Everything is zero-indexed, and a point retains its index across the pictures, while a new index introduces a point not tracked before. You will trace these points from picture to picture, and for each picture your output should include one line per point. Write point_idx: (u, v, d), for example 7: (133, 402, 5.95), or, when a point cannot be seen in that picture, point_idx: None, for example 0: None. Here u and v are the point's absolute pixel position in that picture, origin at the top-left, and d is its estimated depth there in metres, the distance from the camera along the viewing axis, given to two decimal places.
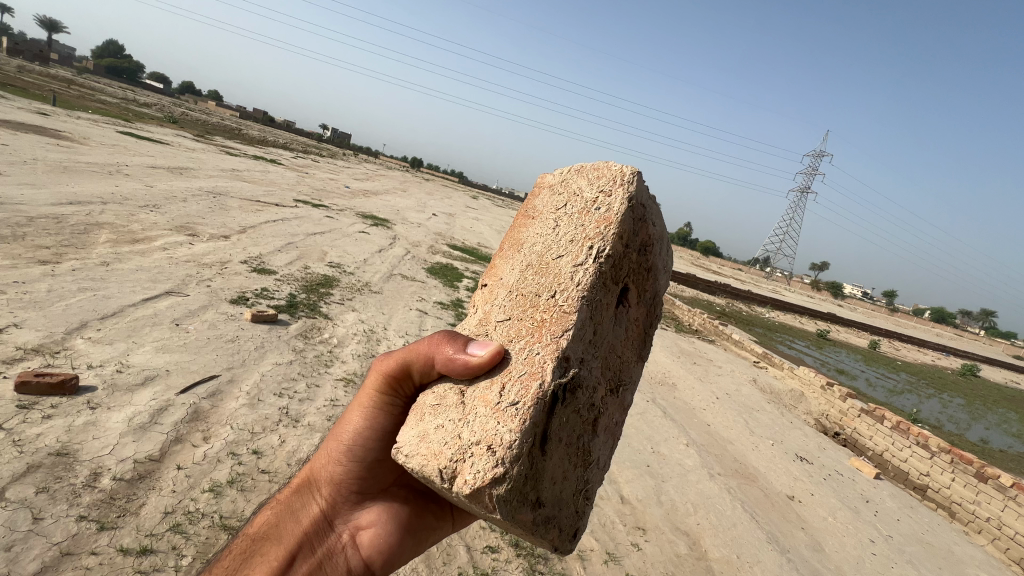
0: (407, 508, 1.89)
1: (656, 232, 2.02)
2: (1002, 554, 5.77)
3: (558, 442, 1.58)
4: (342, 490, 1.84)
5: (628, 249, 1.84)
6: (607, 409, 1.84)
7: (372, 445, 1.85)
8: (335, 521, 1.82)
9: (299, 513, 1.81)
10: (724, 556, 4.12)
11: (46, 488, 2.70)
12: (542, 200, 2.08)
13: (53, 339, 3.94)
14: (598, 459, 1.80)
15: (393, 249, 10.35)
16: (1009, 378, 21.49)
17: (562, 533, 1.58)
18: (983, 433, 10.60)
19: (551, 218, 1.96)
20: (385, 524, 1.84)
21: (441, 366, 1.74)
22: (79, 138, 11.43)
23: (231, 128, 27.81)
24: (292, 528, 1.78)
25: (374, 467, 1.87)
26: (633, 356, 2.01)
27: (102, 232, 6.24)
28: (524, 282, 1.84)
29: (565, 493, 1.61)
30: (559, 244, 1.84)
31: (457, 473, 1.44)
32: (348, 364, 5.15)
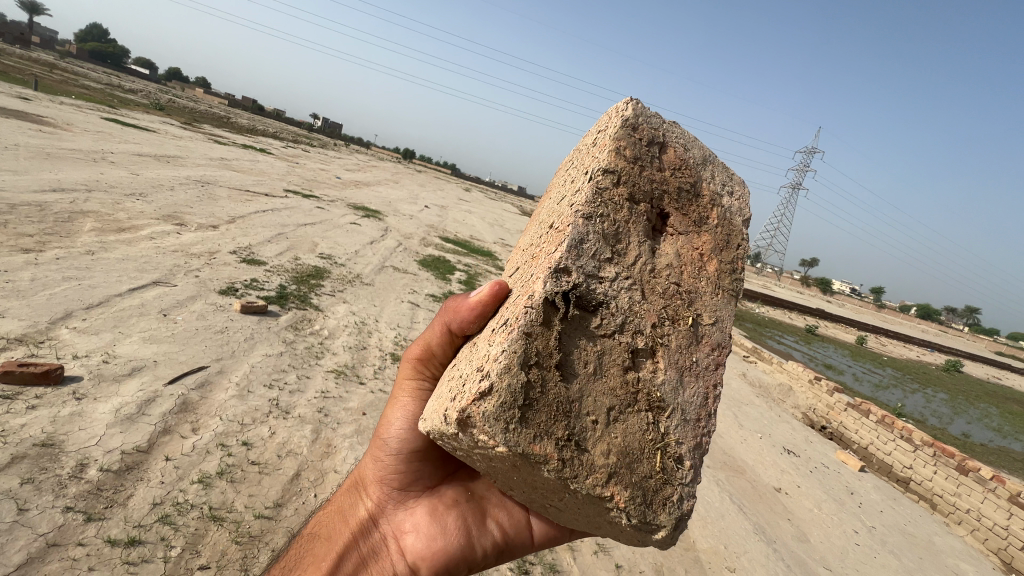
0: (454, 516, 1.77)
1: (696, 153, 1.76)
2: (981, 545, 5.95)
3: (586, 372, 1.43)
4: (384, 488, 1.81)
5: (642, 164, 1.67)
6: (671, 344, 1.55)
7: (409, 441, 1.80)
8: (381, 524, 1.79)
9: (348, 516, 1.83)
10: (711, 546, 4.18)
11: (30, 479, 2.67)
12: (558, 179, 2.19)
13: (37, 328, 3.88)
14: (677, 407, 1.51)
15: (385, 241, 10.28)
16: (991, 373, 21.95)
17: (615, 480, 1.37)
18: (965, 427, 10.83)
19: (562, 184, 2.02)
20: (429, 526, 1.75)
21: (456, 328, 1.77)
22: (62, 124, 11.16)
23: (220, 117, 27.32)
24: (341, 529, 1.80)
25: (414, 466, 1.81)
26: (713, 288, 1.65)
27: (87, 220, 6.13)
28: (537, 240, 1.87)
29: (620, 442, 1.41)
30: (565, 192, 1.83)
31: (448, 405, 1.42)
32: (339, 357, 5.13)
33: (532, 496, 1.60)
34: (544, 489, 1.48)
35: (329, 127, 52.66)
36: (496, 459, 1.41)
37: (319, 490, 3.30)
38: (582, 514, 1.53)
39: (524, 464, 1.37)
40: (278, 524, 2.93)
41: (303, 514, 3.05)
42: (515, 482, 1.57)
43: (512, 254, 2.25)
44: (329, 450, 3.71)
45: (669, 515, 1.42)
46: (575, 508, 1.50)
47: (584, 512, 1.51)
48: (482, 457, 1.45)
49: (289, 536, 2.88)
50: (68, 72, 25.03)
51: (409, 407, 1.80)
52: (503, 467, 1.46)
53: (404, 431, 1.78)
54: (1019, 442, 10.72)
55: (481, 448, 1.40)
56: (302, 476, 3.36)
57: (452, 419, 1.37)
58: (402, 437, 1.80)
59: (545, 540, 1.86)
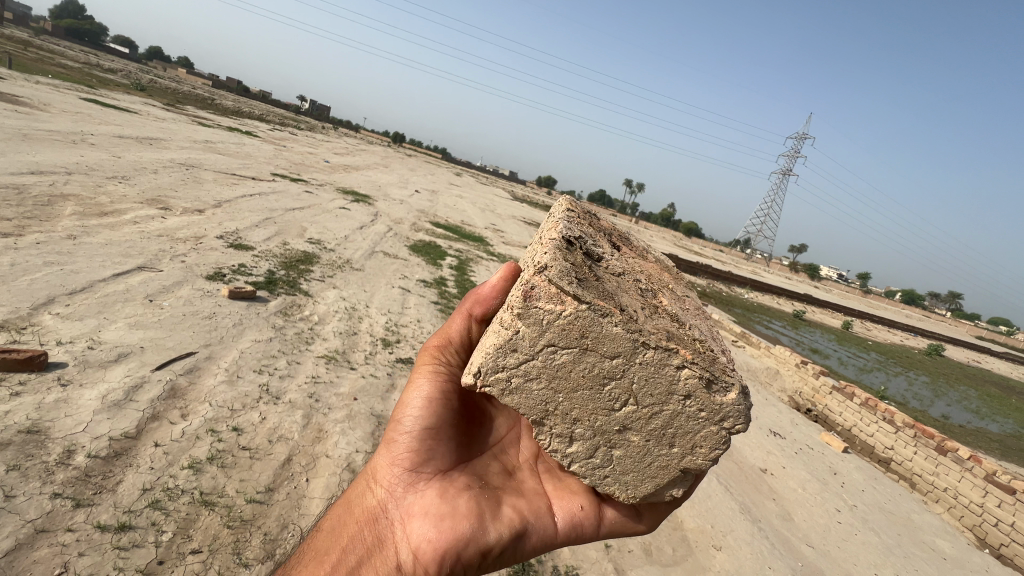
0: (466, 500, 1.63)
1: (619, 229, 2.55)
2: (956, 521, 6.17)
3: (614, 284, 1.75)
4: (393, 472, 1.67)
5: (589, 216, 2.36)
6: (665, 293, 1.96)
7: (425, 420, 1.75)
8: (389, 513, 1.62)
9: (354, 505, 1.67)
10: (699, 525, 4.28)
11: (17, 466, 2.63)
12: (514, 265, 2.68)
13: (18, 314, 3.80)
14: (693, 322, 1.86)
15: (375, 226, 10.17)
16: (971, 357, 22.48)
17: (669, 342, 1.62)
18: (945, 409, 11.12)
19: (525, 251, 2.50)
20: (440, 508, 1.59)
21: (478, 315, 2.07)
22: (39, 104, 10.82)
23: (204, 98, 26.67)
24: (349, 520, 1.65)
25: (427, 448, 1.71)
26: (673, 280, 2.22)
27: (68, 204, 5.99)
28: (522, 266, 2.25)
29: (661, 324, 1.70)
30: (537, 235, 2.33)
31: (505, 313, 1.63)
32: (329, 342, 5.10)
33: (592, 419, 1.69)
34: (610, 384, 1.63)
35: (316, 110, 51.57)
36: (567, 333, 1.57)
37: (310, 474, 3.30)
38: (650, 409, 1.67)
39: (592, 326, 1.56)
40: (269, 508, 2.94)
41: (294, 498, 3.06)
42: (572, 405, 1.68)
43: None
44: (320, 434, 3.71)
45: (730, 376, 1.65)
46: (645, 394, 1.64)
47: (655, 400, 1.65)
48: (547, 353, 1.60)
49: (280, 520, 2.88)
50: (43, 50, 24.21)
51: (426, 386, 1.81)
52: (569, 359, 1.61)
53: (421, 408, 1.76)
54: (995, 423, 11.05)
55: (547, 335, 1.58)
56: (293, 460, 3.37)
57: (518, 300, 1.56)
58: (418, 415, 1.76)
59: (561, 529, 1.76)
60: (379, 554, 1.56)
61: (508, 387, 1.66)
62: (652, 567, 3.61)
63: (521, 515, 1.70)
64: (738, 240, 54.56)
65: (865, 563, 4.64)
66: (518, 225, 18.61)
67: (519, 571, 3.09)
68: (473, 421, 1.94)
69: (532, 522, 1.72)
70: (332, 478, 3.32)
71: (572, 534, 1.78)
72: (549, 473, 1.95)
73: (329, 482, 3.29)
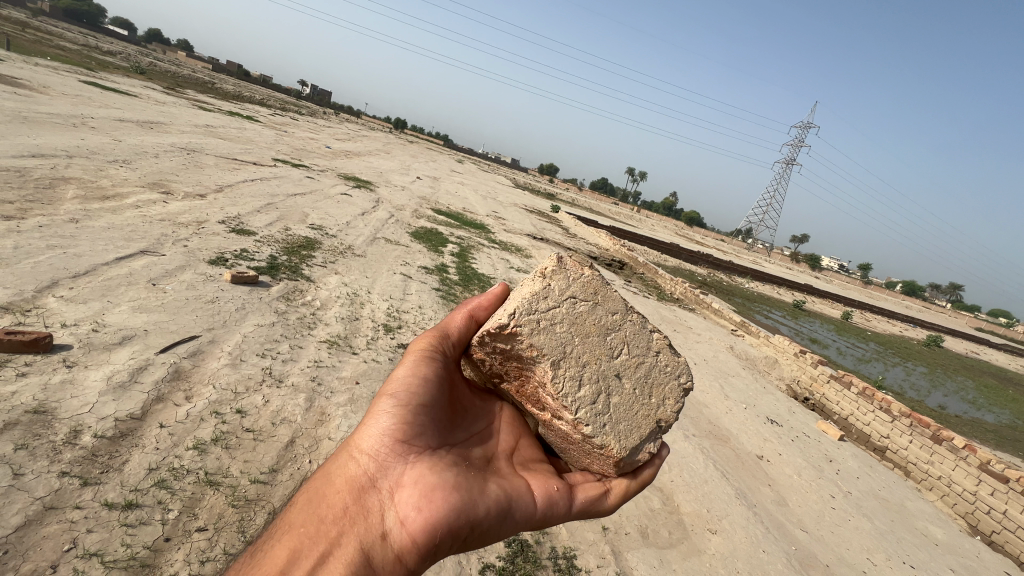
0: (453, 475, 1.66)
1: None
2: (949, 509, 6.25)
3: None
4: (382, 442, 1.67)
5: None
6: None
7: (417, 396, 1.78)
8: (376, 483, 1.61)
9: (338, 472, 1.65)
10: (695, 510, 4.35)
11: (25, 444, 2.68)
12: None
13: (22, 297, 3.82)
14: None
15: (376, 213, 10.15)
16: (971, 349, 22.48)
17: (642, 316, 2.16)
18: (942, 399, 11.22)
19: None
20: (429, 480, 1.61)
21: (478, 318, 2.14)
22: (39, 87, 10.75)
23: (204, 82, 26.48)
24: (333, 489, 1.61)
25: (419, 422, 1.74)
26: None
27: (69, 187, 5.99)
28: None
29: None
30: None
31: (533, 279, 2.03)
32: (332, 327, 5.15)
33: (597, 364, 1.95)
34: (610, 336, 2.00)
35: (316, 94, 51.21)
36: (583, 289, 2.01)
37: (314, 456, 3.36)
38: (636, 358, 2.02)
39: (601, 288, 2.04)
40: (273, 489, 2.99)
41: (297, 479, 3.12)
42: (583, 351, 1.95)
43: None
44: (323, 417, 3.76)
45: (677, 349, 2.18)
46: (634, 345, 2.03)
47: (639, 352, 2.03)
48: (570, 303, 1.98)
49: (284, 500, 2.94)
50: (40, 31, 23.85)
51: (420, 367, 1.86)
52: (585, 311, 1.99)
53: (414, 383, 1.80)
54: (992, 414, 11.15)
55: (570, 290, 1.99)
56: (296, 442, 3.42)
57: (551, 263, 2.03)
58: (410, 390, 1.79)
59: (541, 508, 1.82)
60: (364, 523, 1.54)
61: (537, 328, 1.90)
62: (648, 549, 3.68)
63: (506, 490, 1.75)
64: (741, 230, 54.08)
65: (858, 547, 4.72)
66: (519, 212, 18.59)
67: (517, 551, 3.16)
68: (459, 408, 1.97)
69: (517, 500, 1.76)
70: None
71: (551, 512, 1.84)
72: (526, 460, 2.01)
73: None
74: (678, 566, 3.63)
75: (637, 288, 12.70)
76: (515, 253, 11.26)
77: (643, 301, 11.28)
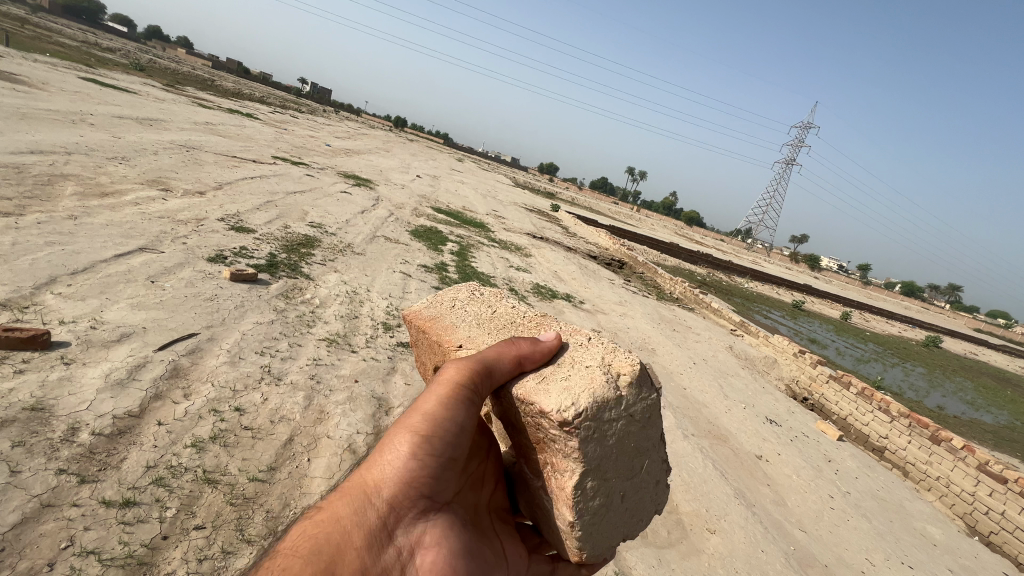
0: (470, 539, 1.39)
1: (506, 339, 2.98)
2: (948, 509, 6.26)
3: None
4: (415, 489, 1.27)
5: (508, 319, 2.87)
6: None
7: (461, 437, 1.43)
8: (399, 541, 1.21)
9: (350, 518, 1.16)
10: (694, 509, 4.35)
11: (22, 442, 2.66)
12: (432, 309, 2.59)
13: (20, 293, 3.81)
14: None
15: (376, 211, 10.15)
16: (969, 350, 22.55)
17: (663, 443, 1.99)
18: (940, 399, 11.24)
19: (455, 310, 2.56)
20: (455, 546, 1.31)
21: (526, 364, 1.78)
22: (38, 83, 10.74)
23: (204, 79, 26.45)
24: (345, 540, 1.12)
25: (453, 469, 1.40)
26: None
27: (68, 184, 5.98)
28: (490, 326, 2.36)
29: None
30: (486, 306, 2.59)
31: (607, 372, 1.69)
32: (331, 325, 5.14)
33: (615, 484, 1.69)
34: (638, 459, 1.77)
35: (316, 93, 51.18)
36: (644, 412, 1.73)
37: (312, 454, 3.35)
38: (641, 487, 1.83)
39: (657, 417, 1.80)
40: (271, 487, 2.98)
41: (296, 477, 3.10)
42: (610, 467, 1.66)
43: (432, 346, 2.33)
44: (322, 415, 3.75)
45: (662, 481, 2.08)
46: (647, 475, 1.84)
47: (646, 482, 1.85)
48: (630, 419, 1.68)
49: (283, 498, 2.93)
50: (39, 28, 23.82)
51: (469, 401, 1.49)
52: (635, 432, 1.72)
53: (464, 420, 1.44)
54: (989, 414, 11.18)
55: (636, 406, 1.68)
56: (295, 440, 3.41)
57: (633, 371, 1.72)
58: (455, 428, 1.42)
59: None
60: None
61: (593, 432, 1.56)
62: (647, 548, 3.67)
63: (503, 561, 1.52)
64: (740, 230, 54.13)
65: (857, 547, 4.72)
66: (519, 211, 18.60)
67: None
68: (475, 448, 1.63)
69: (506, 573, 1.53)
70: (335, 458, 3.37)
71: None
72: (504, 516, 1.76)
73: (331, 461, 3.34)
74: (677, 565, 3.63)
75: (636, 287, 12.72)
76: (514, 252, 11.28)
77: (642, 301, 11.29)
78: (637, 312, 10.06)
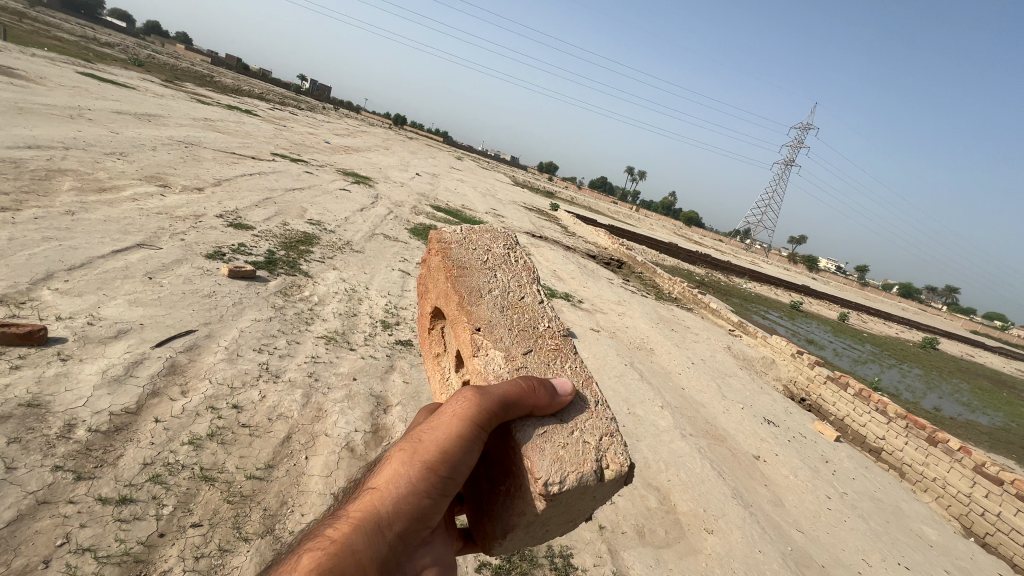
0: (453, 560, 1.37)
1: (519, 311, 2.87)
2: (944, 510, 6.29)
3: None
4: (425, 517, 1.24)
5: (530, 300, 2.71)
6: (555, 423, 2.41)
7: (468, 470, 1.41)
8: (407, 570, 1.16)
9: (367, 548, 1.09)
10: (691, 509, 4.35)
11: (18, 438, 2.64)
12: (460, 256, 2.53)
13: (17, 288, 3.78)
14: None
15: (375, 209, 10.13)
16: (965, 351, 22.67)
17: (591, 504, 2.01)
18: (937, 401, 11.28)
19: (483, 272, 2.47)
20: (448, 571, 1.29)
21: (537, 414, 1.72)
22: (35, 78, 10.68)
23: (203, 75, 26.35)
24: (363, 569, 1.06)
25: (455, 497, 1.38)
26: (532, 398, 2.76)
27: (66, 179, 5.95)
28: (513, 322, 2.23)
29: None
30: (514, 291, 2.42)
31: (594, 462, 1.66)
32: (329, 323, 5.12)
33: (538, 531, 1.72)
34: (569, 520, 1.79)
35: (315, 90, 51.06)
36: (599, 497, 1.73)
37: (310, 452, 3.34)
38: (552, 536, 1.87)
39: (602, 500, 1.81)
40: (269, 485, 2.97)
41: (293, 475, 3.09)
42: (554, 519, 1.69)
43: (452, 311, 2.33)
44: (320, 413, 3.74)
45: None
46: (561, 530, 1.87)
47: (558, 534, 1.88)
48: (584, 500, 1.68)
49: (280, 496, 2.92)
50: (38, 22, 23.73)
51: (483, 436, 1.47)
52: (580, 509, 1.73)
53: (474, 454, 1.42)
54: (985, 416, 11.23)
55: (599, 492, 1.68)
56: (293, 438, 3.40)
57: (618, 471, 1.68)
58: (466, 462, 1.40)
59: None
60: None
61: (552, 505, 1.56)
62: (644, 548, 3.67)
63: None
64: (739, 231, 54.16)
65: (853, 548, 4.73)
66: (518, 210, 18.66)
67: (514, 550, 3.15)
68: None
69: None
70: (332, 457, 3.36)
71: None
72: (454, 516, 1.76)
73: (329, 460, 3.33)
74: (674, 565, 3.63)
75: (635, 287, 12.73)
76: None
77: (641, 301, 11.29)
78: (635, 312, 10.06)
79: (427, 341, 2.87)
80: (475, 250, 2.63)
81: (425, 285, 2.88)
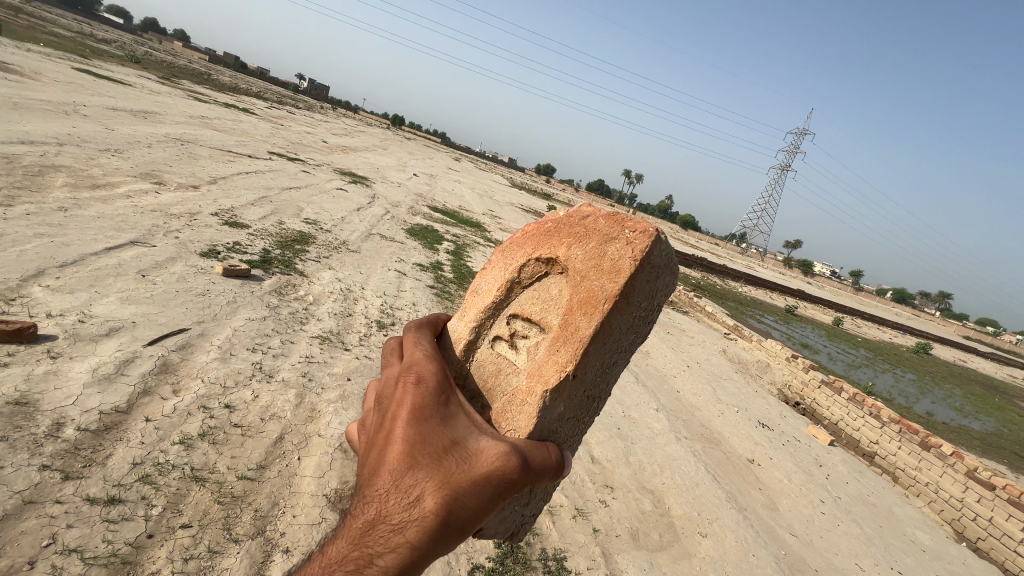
0: None
1: None
2: (936, 515, 6.31)
3: None
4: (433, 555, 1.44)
5: None
6: None
7: None
8: None
9: None
10: (686, 512, 4.35)
11: (5, 436, 2.60)
12: (637, 285, 1.99)
13: (6, 285, 3.73)
14: None
15: (372, 209, 10.10)
16: (958, 357, 22.82)
17: None
18: (929, 406, 11.35)
19: (629, 318, 2.07)
20: None
21: None
22: (31, 73, 10.62)
23: (201, 73, 26.30)
24: None
25: None
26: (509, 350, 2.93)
27: (59, 175, 5.91)
28: (590, 385, 2.14)
29: None
30: (621, 350, 2.19)
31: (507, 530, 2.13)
32: (324, 322, 5.10)
33: None
34: None
35: (314, 89, 51.06)
36: None
37: (303, 452, 3.31)
38: None
39: None
40: (260, 485, 2.93)
41: (286, 476, 3.06)
42: None
43: (567, 326, 2.04)
44: (313, 413, 3.71)
45: None
46: None
47: None
48: None
49: (272, 497, 2.88)
50: (36, 18, 23.71)
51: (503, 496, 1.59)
52: None
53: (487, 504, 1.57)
54: (977, 421, 11.30)
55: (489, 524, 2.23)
56: (285, 438, 3.36)
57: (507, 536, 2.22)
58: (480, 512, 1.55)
59: None
60: None
61: None
62: (638, 551, 3.66)
63: None
64: (735, 234, 54.43)
65: (846, 552, 4.73)
66: (516, 211, 18.64)
67: (507, 552, 3.11)
68: None
69: None
70: (325, 457, 3.32)
71: None
72: None
73: (322, 460, 3.29)
74: (668, 568, 3.62)
75: None
76: None
77: None
78: None
79: (524, 253, 2.34)
80: (654, 282, 2.08)
81: (584, 230, 2.17)
